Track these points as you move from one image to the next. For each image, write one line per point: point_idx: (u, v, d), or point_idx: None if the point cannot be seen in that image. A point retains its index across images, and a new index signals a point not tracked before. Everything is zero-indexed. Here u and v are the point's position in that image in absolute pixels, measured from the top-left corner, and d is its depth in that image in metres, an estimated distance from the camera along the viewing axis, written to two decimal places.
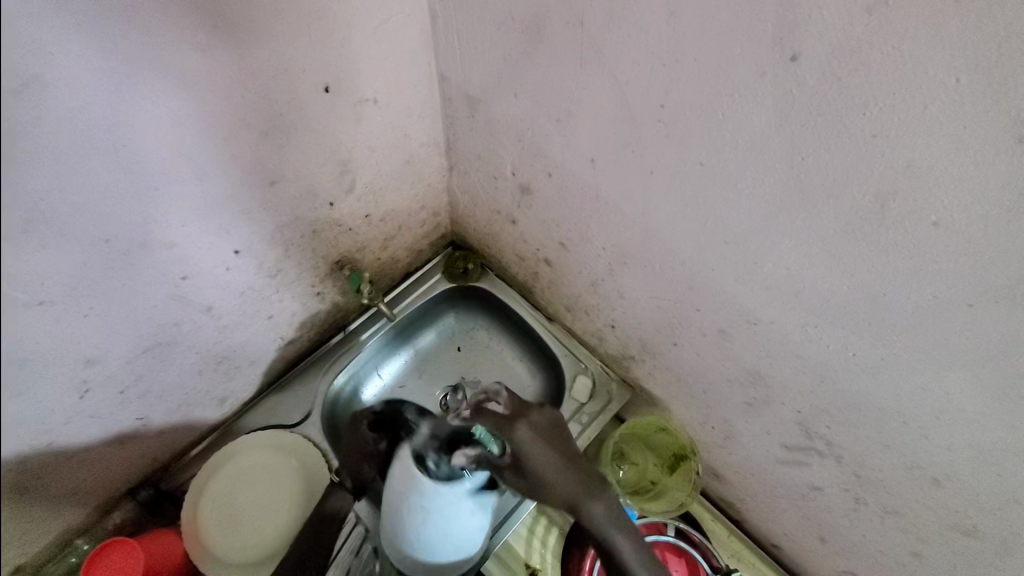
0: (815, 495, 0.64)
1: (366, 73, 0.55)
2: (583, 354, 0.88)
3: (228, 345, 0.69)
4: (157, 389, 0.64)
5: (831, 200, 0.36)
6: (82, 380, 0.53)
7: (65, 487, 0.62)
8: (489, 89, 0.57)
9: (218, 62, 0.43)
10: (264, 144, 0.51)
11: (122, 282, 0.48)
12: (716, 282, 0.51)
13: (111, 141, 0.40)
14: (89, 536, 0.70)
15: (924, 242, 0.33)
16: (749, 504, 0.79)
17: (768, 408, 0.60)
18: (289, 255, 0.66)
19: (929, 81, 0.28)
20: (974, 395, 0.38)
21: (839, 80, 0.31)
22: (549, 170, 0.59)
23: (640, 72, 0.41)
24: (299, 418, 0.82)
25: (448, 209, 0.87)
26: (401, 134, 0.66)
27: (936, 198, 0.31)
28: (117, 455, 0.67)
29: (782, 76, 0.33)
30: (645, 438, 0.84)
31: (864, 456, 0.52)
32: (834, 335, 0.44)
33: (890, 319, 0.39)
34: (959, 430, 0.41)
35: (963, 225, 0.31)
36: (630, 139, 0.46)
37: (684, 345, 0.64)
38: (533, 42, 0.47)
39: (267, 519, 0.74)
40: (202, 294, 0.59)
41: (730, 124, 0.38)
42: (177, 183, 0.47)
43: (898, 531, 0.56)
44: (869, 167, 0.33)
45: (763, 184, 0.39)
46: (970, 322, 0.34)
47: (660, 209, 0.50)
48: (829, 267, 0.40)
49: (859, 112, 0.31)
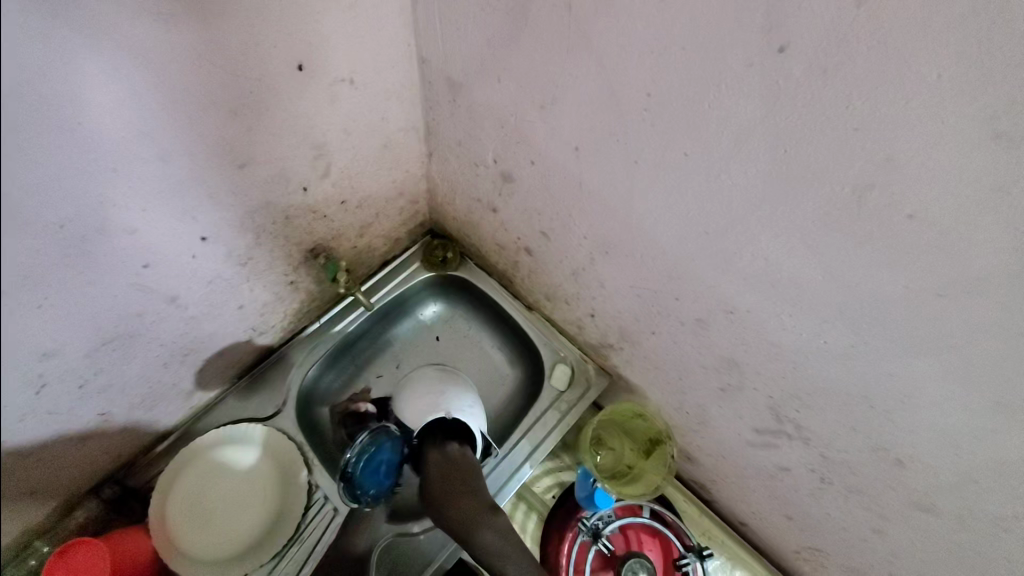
0: (783, 475, 0.66)
1: (343, 52, 0.53)
2: (561, 343, 0.88)
3: (197, 336, 0.67)
4: (119, 383, 0.61)
5: (814, 192, 0.37)
6: (37, 375, 0.50)
7: (22, 486, 0.58)
8: (471, 73, 0.56)
9: (188, 36, 0.40)
10: (234, 125, 0.49)
11: (77, 270, 0.45)
12: (696, 271, 0.52)
13: (66, 118, 0.37)
14: (50, 537, 0.67)
15: (900, 234, 0.34)
16: (719, 485, 0.83)
17: (741, 394, 0.61)
18: (260, 242, 0.64)
19: (913, 76, 0.28)
20: (939, 380, 0.40)
21: (826, 73, 0.31)
22: (531, 158, 0.59)
23: (629, 59, 0.40)
24: (272, 411, 0.80)
25: (426, 196, 0.86)
26: (378, 117, 0.63)
27: (914, 192, 0.32)
28: (77, 452, 0.63)
29: (770, 67, 0.33)
30: (622, 424, 0.85)
31: (831, 438, 0.54)
32: (809, 323, 0.46)
33: (862, 308, 0.41)
34: (922, 412, 0.44)
35: (938, 217, 0.32)
36: (615, 127, 0.46)
37: (662, 334, 0.65)
38: (518, 26, 0.46)
39: (244, 512, 0.73)
40: (167, 283, 0.56)
41: (717, 115, 0.38)
42: (137, 164, 0.44)
43: (859, 508, 0.59)
44: (851, 160, 0.33)
45: (746, 175, 0.40)
46: (939, 311, 0.36)
47: (644, 198, 0.50)
48: (807, 258, 0.41)
49: (844, 106, 0.32)
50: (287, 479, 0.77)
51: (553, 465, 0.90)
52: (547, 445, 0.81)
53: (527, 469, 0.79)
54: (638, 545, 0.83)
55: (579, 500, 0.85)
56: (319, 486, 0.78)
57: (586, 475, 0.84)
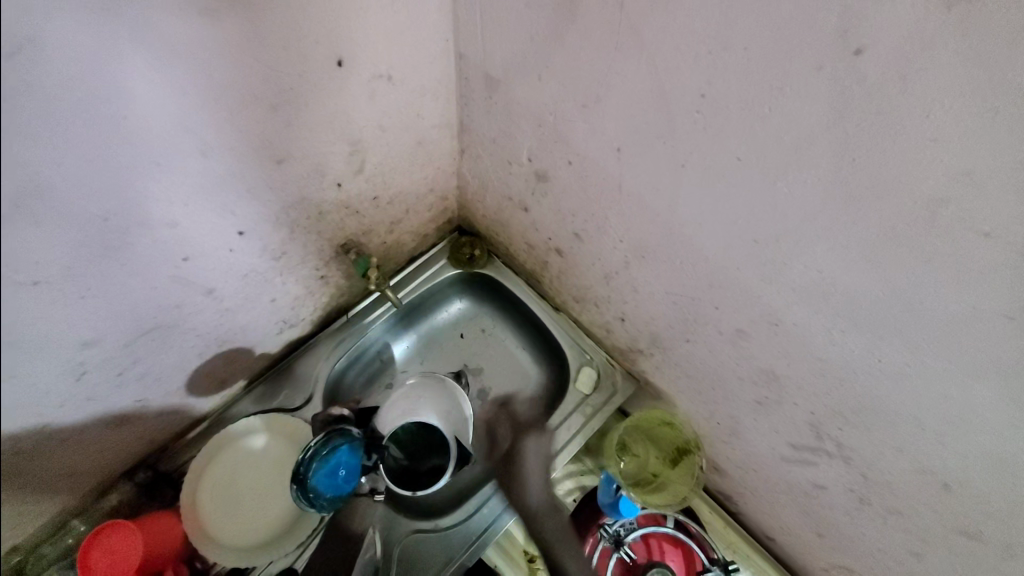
0: (818, 493, 0.64)
1: (382, 47, 0.52)
2: (588, 346, 0.87)
3: (229, 327, 0.67)
4: (155, 372, 0.62)
5: (878, 204, 0.34)
6: (79, 363, 0.51)
7: (60, 469, 0.60)
8: (510, 70, 0.55)
9: (232, 31, 0.40)
10: (272, 119, 0.48)
11: (120, 263, 0.46)
12: (739, 280, 0.50)
13: (111, 113, 0.37)
14: (86, 517, 0.69)
15: (973, 252, 0.32)
16: (747, 498, 0.80)
17: (779, 407, 0.59)
18: (293, 237, 0.64)
19: (1006, 84, 0.26)
20: (1002, 407, 0.37)
21: (904, 79, 0.29)
22: (569, 159, 0.57)
23: (682, 59, 0.38)
24: (300, 402, 0.81)
25: (457, 193, 0.85)
26: (414, 113, 0.63)
27: (994, 209, 0.29)
28: (114, 437, 0.65)
29: (841, 70, 0.31)
30: (648, 431, 0.83)
31: (875, 460, 0.52)
32: (861, 340, 0.43)
33: (923, 328, 0.38)
34: (981, 441, 0.41)
35: (1019, 236, 0.29)
36: (662, 129, 0.44)
37: (697, 342, 0.63)
38: (563, 22, 0.44)
39: (272, 500, 0.74)
40: (204, 276, 0.57)
41: (776, 119, 0.36)
42: (179, 159, 0.44)
43: (901, 533, 0.57)
44: (925, 172, 0.31)
45: (804, 183, 0.38)
46: (1010, 336, 0.34)
47: (688, 203, 0.48)
48: (865, 272, 0.39)
49: (922, 114, 0.29)
50: None
51: (575, 468, 0.89)
52: (570, 449, 0.80)
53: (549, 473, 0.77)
54: (660, 554, 0.81)
55: (603, 505, 0.83)
56: None
57: (609, 481, 0.83)
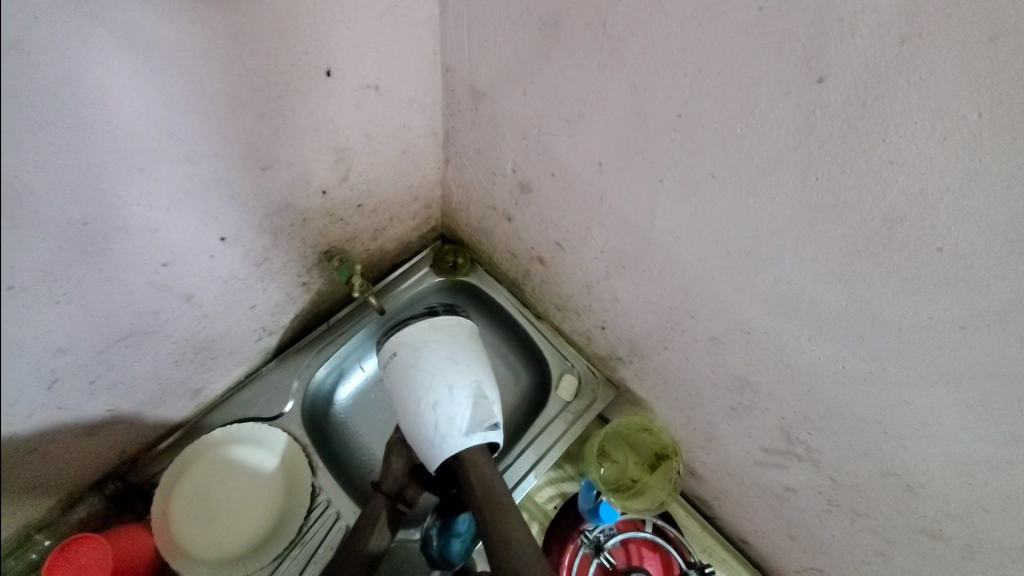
0: (789, 495, 0.66)
1: (371, 59, 0.53)
2: (569, 353, 0.89)
3: (208, 334, 0.66)
4: (128, 380, 0.60)
5: (839, 220, 0.37)
6: (50, 370, 0.49)
7: (28, 480, 0.58)
8: (496, 84, 0.56)
9: (223, 40, 0.40)
10: (259, 127, 0.49)
11: (97, 268, 0.45)
12: (714, 290, 0.52)
13: (96, 118, 0.37)
14: (51, 531, 0.65)
15: (926, 266, 0.34)
16: (722, 502, 0.82)
17: (752, 413, 0.61)
18: (277, 243, 0.64)
19: (952, 114, 0.28)
20: (956, 410, 0.40)
21: (863, 106, 0.31)
22: (552, 170, 0.59)
23: (661, 80, 0.40)
24: (277, 411, 0.79)
25: (440, 202, 0.86)
26: (400, 124, 0.64)
27: (946, 226, 0.32)
28: (84, 446, 0.63)
29: (807, 97, 0.33)
30: (627, 437, 0.85)
31: (842, 462, 0.54)
32: (827, 348, 0.46)
33: (883, 336, 0.41)
34: (938, 443, 0.44)
35: (967, 252, 0.32)
36: (641, 145, 0.46)
37: (675, 349, 0.65)
38: (549, 40, 0.46)
39: (250, 512, 0.73)
40: (183, 282, 0.56)
41: (748, 139, 0.38)
42: (165, 165, 0.44)
43: (867, 532, 0.59)
44: (882, 192, 0.33)
45: (772, 199, 0.40)
46: (962, 343, 0.36)
47: (665, 216, 0.50)
48: (830, 284, 0.41)
49: (879, 138, 0.32)
50: (295, 478, 0.76)
51: (557, 475, 0.91)
52: (552, 455, 0.80)
53: (531, 480, 0.78)
54: (639, 559, 0.82)
55: (583, 512, 0.83)
56: (322, 489, 0.77)
57: (590, 487, 0.82)
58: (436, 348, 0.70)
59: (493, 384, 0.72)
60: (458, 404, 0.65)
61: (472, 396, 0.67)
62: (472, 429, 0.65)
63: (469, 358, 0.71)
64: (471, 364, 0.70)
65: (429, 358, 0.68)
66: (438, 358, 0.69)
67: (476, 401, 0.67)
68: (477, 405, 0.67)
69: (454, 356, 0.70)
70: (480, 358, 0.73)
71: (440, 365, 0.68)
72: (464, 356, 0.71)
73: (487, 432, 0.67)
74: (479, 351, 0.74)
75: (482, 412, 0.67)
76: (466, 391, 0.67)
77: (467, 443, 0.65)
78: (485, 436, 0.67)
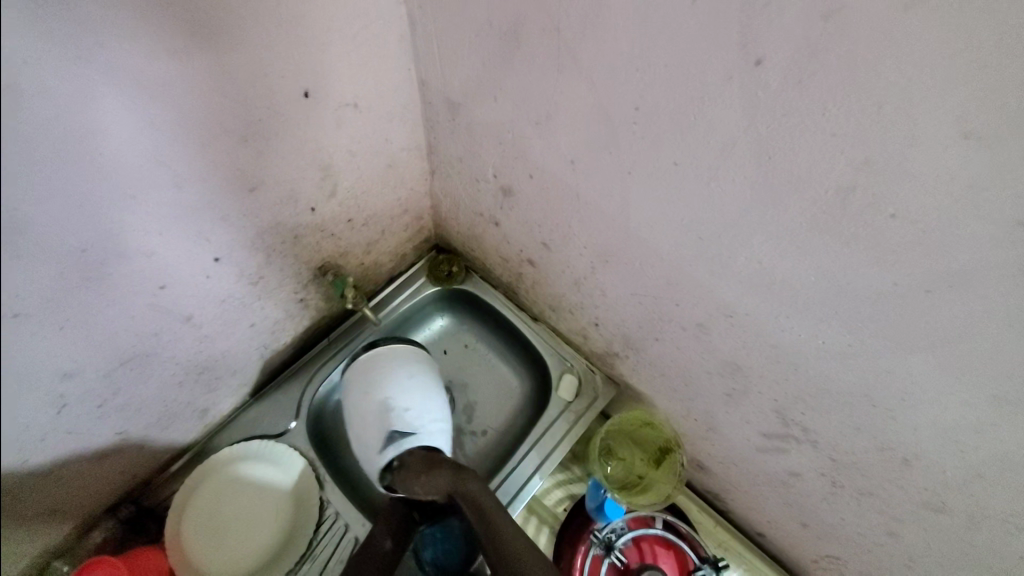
0: (794, 480, 0.66)
1: (347, 79, 0.56)
2: (568, 353, 0.89)
3: (210, 354, 0.69)
4: (135, 403, 0.62)
5: (798, 195, 0.38)
6: (60, 394, 0.51)
7: (44, 506, 0.59)
8: (468, 94, 0.59)
9: (203, 71, 0.43)
10: (243, 150, 0.51)
11: (99, 293, 0.47)
12: (693, 277, 0.53)
13: (87, 150, 0.39)
14: (69, 557, 0.68)
15: (884, 234, 0.35)
16: (732, 493, 0.82)
17: (747, 397, 0.62)
18: (270, 262, 0.66)
19: (883, 83, 0.29)
20: (935, 376, 0.40)
21: (800, 83, 0.33)
22: (529, 172, 0.61)
23: (616, 76, 0.42)
24: (283, 427, 0.81)
25: (430, 213, 0.88)
26: (382, 139, 0.66)
27: (895, 192, 0.33)
28: (96, 471, 0.65)
29: (748, 80, 0.35)
30: (631, 434, 0.86)
31: (838, 440, 0.54)
32: (806, 323, 0.46)
33: (856, 307, 0.41)
34: (924, 411, 0.44)
35: (919, 216, 0.33)
36: (607, 140, 0.48)
37: (665, 340, 0.66)
38: (511, 47, 0.48)
39: (258, 529, 0.73)
40: (181, 303, 0.58)
41: (702, 125, 0.40)
42: (155, 190, 0.46)
43: (874, 512, 0.59)
44: (831, 164, 0.35)
45: (733, 181, 0.41)
46: (931, 306, 0.37)
47: (639, 207, 0.51)
48: (799, 260, 0.42)
49: (820, 113, 0.33)
50: (301, 494, 0.78)
51: (563, 477, 0.91)
52: (556, 456, 0.81)
53: (537, 481, 0.79)
54: (652, 558, 0.81)
55: (591, 511, 0.84)
56: (330, 502, 0.78)
57: (597, 486, 0.83)
58: (353, 382, 0.72)
59: (415, 391, 0.70)
60: (369, 428, 0.67)
61: (379, 414, 0.67)
62: (384, 448, 0.65)
63: (382, 377, 0.70)
64: (381, 383, 0.69)
65: (352, 393, 0.72)
66: (354, 392, 0.71)
67: (383, 419, 0.66)
68: (381, 422, 0.66)
69: (367, 382, 0.70)
70: (400, 370, 0.72)
71: (356, 397, 0.70)
72: (377, 376, 0.70)
73: (399, 442, 0.64)
74: (402, 364, 0.73)
75: (387, 425, 0.65)
76: (372, 414, 0.67)
77: (385, 460, 0.64)
78: (398, 447, 0.64)
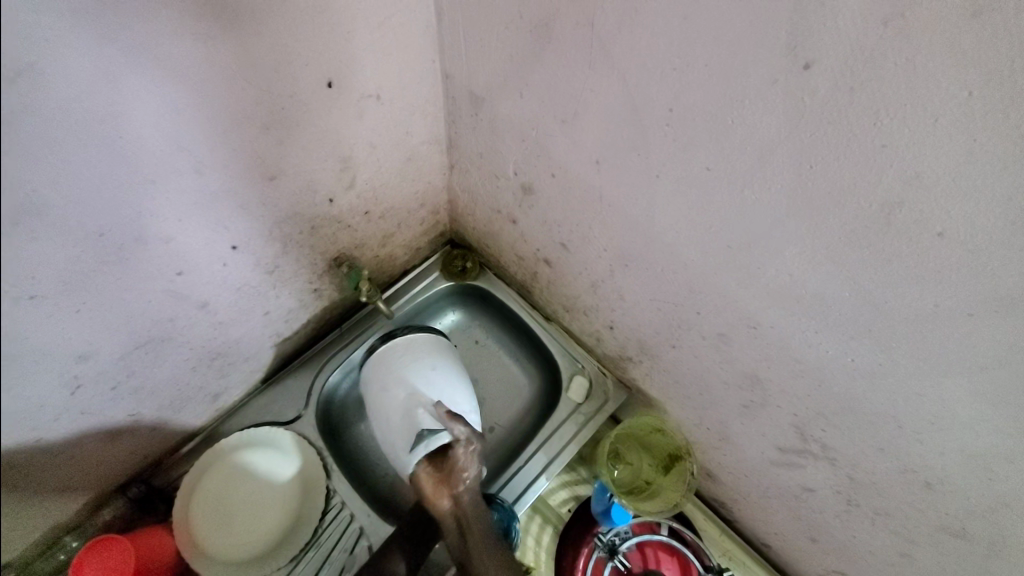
0: (808, 496, 0.64)
1: (371, 69, 0.55)
2: (580, 354, 0.88)
3: (224, 340, 0.69)
4: (149, 385, 0.62)
5: (837, 209, 0.36)
6: (74, 375, 0.51)
7: (56, 482, 0.60)
8: (493, 88, 0.57)
9: (227, 56, 0.42)
10: (264, 138, 0.50)
11: (114, 278, 0.47)
12: (717, 286, 0.52)
13: (106, 134, 0.38)
14: (78, 534, 0.69)
15: (928, 252, 0.34)
16: (741, 504, 0.81)
17: (764, 410, 0.60)
18: (287, 251, 0.66)
19: (942, 94, 0.28)
20: (970, 401, 0.39)
21: (851, 90, 0.31)
22: (552, 171, 0.59)
23: (651, 75, 0.40)
24: (293, 415, 0.82)
25: (447, 207, 0.87)
26: (402, 131, 0.65)
27: (943, 210, 0.31)
28: (107, 451, 0.65)
29: (794, 84, 0.33)
30: (641, 439, 0.85)
31: (857, 459, 0.53)
32: (835, 340, 0.45)
33: (890, 327, 0.40)
34: (953, 436, 0.42)
35: (969, 236, 0.31)
36: (636, 141, 0.46)
37: (682, 347, 0.65)
38: (542, 41, 0.46)
39: (266, 515, 0.73)
40: (197, 290, 0.58)
41: (739, 131, 0.38)
42: (175, 176, 0.46)
43: (889, 533, 0.57)
44: (877, 177, 0.33)
45: (768, 191, 0.40)
46: (971, 330, 0.35)
47: (664, 211, 0.50)
48: (832, 275, 0.40)
49: (870, 123, 0.31)
50: (308, 483, 0.78)
51: (570, 478, 0.91)
52: (562, 459, 0.80)
53: (542, 482, 0.78)
54: (655, 563, 0.81)
55: (596, 514, 0.82)
56: (336, 491, 0.78)
57: (603, 490, 0.82)
58: (373, 377, 0.71)
59: (437, 383, 0.69)
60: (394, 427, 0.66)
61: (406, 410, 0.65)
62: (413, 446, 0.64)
63: (402, 372, 0.69)
64: (402, 378, 0.69)
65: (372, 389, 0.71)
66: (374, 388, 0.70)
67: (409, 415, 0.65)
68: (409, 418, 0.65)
69: (388, 378, 0.70)
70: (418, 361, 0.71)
71: (378, 394, 0.69)
72: (397, 372, 0.69)
73: (427, 440, 0.63)
74: (416, 355, 0.72)
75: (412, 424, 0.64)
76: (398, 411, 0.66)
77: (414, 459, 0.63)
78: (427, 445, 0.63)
